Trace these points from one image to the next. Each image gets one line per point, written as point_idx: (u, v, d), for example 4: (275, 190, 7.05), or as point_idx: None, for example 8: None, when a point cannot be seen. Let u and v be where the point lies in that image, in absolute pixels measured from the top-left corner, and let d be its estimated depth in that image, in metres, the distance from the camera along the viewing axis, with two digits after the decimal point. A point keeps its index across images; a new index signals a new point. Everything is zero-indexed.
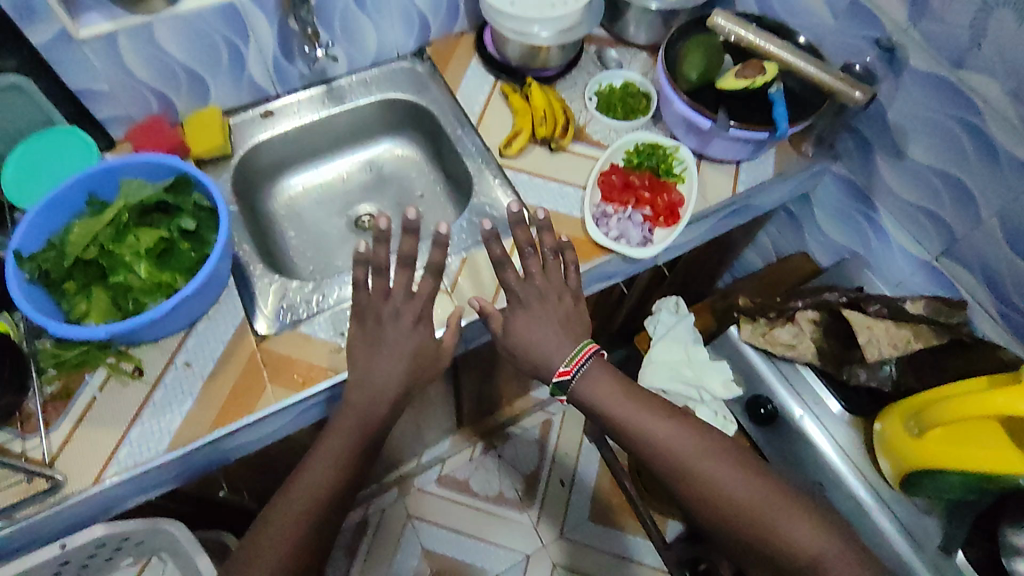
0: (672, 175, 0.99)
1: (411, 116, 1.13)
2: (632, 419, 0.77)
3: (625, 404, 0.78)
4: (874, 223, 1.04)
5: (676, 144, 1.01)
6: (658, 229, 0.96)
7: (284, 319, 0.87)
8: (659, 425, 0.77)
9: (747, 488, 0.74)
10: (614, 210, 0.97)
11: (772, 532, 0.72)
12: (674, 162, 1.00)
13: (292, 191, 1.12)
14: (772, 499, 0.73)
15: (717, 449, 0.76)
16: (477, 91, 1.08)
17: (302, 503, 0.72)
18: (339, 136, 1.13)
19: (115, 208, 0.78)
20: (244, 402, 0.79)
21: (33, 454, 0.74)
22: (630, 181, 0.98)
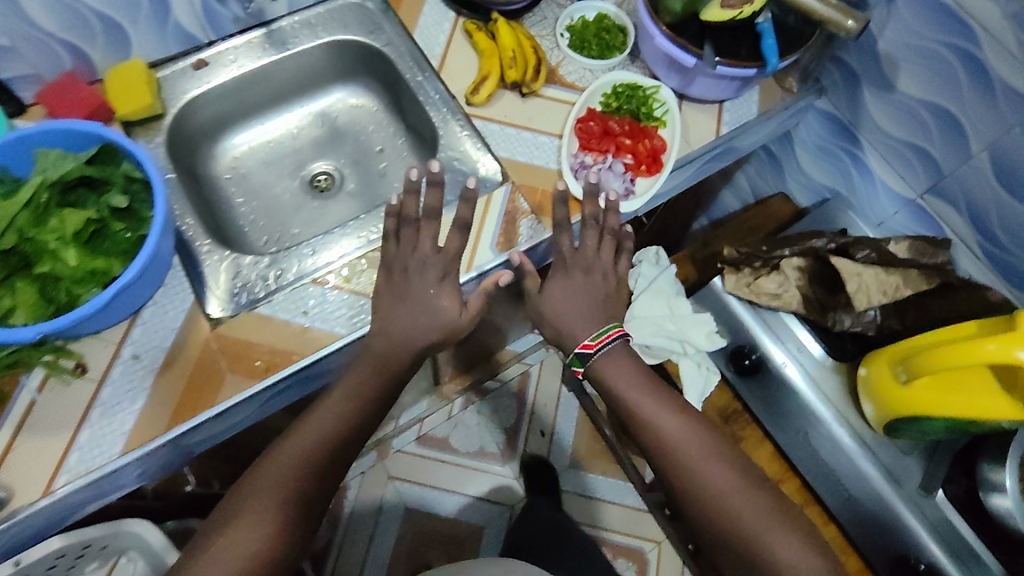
0: (652, 118, 0.92)
1: (363, 60, 1.02)
2: (641, 407, 0.73)
3: (638, 393, 0.74)
4: (858, 161, 1.00)
5: (656, 84, 0.94)
6: (641, 178, 0.90)
7: (240, 300, 0.80)
8: (667, 419, 0.72)
9: (743, 498, 0.67)
10: (593, 160, 0.90)
11: (767, 552, 0.66)
12: (654, 104, 0.93)
13: (236, 151, 1.00)
14: (771, 516, 0.67)
15: (721, 452, 0.71)
16: (437, 30, 0.98)
17: (277, 459, 0.64)
18: (284, 85, 1.01)
19: (31, 186, 0.68)
20: (204, 395, 0.74)
21: None
22: (609, 127, 0.91)
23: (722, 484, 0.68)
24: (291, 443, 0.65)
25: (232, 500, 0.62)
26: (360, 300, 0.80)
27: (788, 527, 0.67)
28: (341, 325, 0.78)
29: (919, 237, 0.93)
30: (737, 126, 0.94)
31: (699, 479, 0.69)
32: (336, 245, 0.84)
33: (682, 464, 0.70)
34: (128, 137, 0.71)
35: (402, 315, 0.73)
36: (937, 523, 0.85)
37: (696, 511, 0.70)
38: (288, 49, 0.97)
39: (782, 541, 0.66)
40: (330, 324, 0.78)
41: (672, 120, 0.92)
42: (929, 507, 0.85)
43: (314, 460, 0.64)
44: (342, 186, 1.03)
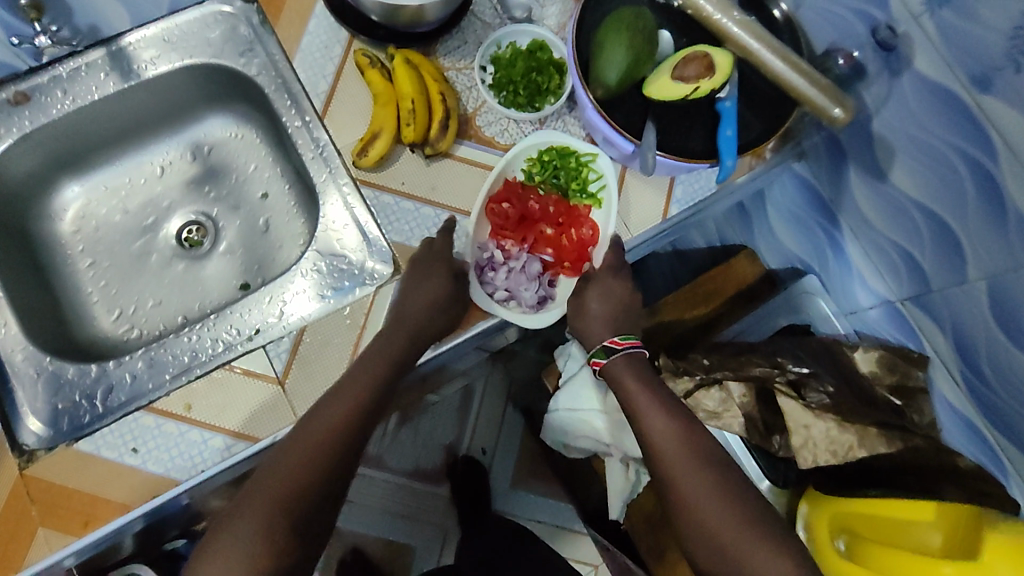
0: (583, 195, 0.76)
1: (237, 85, 0.82)
2: (643, 412, 0.67)
3: (645, 397, 0.68)
4: (835, 243, 0.82)
5: (593, 150, 0.74)
6: (561, 277, 0.77)
7: (62, 426, 0.68)
8: (662, 426, 0.65)
9: (726, 509, 0.60)
10: (502, 254, 0.75)
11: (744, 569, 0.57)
12: (589, 175, 0.75)
13: (82, 199, 0.85)
14: (757, 532, 0.59)
15: (712, 458, 0.63)
16: (323, 55, 0.77)
17: (315, 422, 0.62)
18: (139, 117, 0.83)
19: None
20: (12, 553, 0.65)
21: None
22: (529, 211, 0.76)
23: (709, 492, 0.61)
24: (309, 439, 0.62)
25: (251, 493, 0.59)
26: (204, 433, 0.68)
27: (771, 542, 0.58)
28: (178, 468, 0.67)
29: (892, 348, 0.76)
30: (690, 207, 0.75)
31: (683, 488, 0.62)
32: (185, 354, 0.72)
33: (671, 474, 0.63)
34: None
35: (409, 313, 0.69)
36: None
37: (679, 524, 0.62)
38: (134, 79, 0.77)
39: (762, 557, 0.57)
40: (163, 466, 0.67)
41: (608, 202, 0.75)
42: None
43: (350, 429, 0.63)
44: (216, 242, 0.87)
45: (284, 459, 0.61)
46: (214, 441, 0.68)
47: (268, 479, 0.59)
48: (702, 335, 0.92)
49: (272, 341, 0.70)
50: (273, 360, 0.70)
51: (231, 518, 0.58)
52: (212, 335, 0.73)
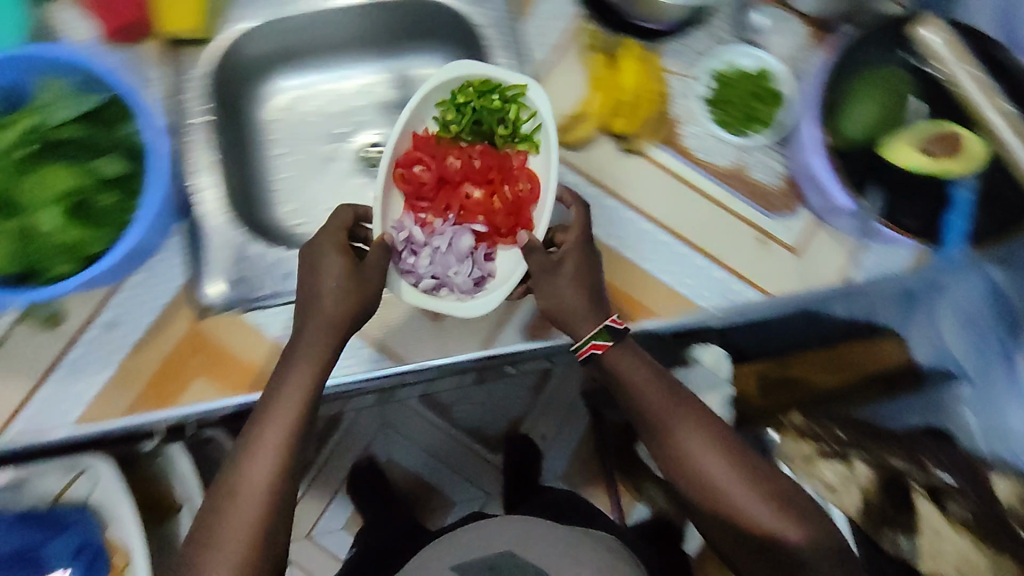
0: (523, 141, 0.69)
1: (457, 31, 0.84)
2: (669, 422, 0.63)
3: (646, 386, 0.65)
4: (1016, 374, 0.69)
5: (520, 83, 0.67)
6: (498, 247, 0.69)
7: (233, 292, 0.70)
8: (671, 416, 0.64)
9: (750, 487, 0.63)
10: (423, 232, 0.69)
11: (764, 534, 0.62)
12: (519, 119, 0.68)
13: (289, 95, 0.87)
14: (778, 501, 0.63)
15: (722, 439, 0.64)
16: (550, 25, 0.78)
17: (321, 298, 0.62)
18: (356, 33, 0.87)
19: (16, 124, 0.62)
20: (171, 390, 0.69)
21: None
22: (447, 172, 0.69)
23: (732, 476, 0.62)
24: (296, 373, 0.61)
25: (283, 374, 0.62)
26: (360, 341, 0.73)
27: (791, 513, 0.62)
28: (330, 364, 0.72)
29: None
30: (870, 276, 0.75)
31: (704, 478, 0.63)
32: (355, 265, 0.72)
33: (694, 468, 0.63)
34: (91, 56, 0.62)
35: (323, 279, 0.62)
36: None
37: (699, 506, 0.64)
38: None
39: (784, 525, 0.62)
40: None
41: (545, 142, 0.68)
42: None
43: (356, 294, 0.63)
44: None
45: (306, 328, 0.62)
46: (367, 351, 0.73)
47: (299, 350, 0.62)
48: (841, 400, 0.80)
49: None
50: None
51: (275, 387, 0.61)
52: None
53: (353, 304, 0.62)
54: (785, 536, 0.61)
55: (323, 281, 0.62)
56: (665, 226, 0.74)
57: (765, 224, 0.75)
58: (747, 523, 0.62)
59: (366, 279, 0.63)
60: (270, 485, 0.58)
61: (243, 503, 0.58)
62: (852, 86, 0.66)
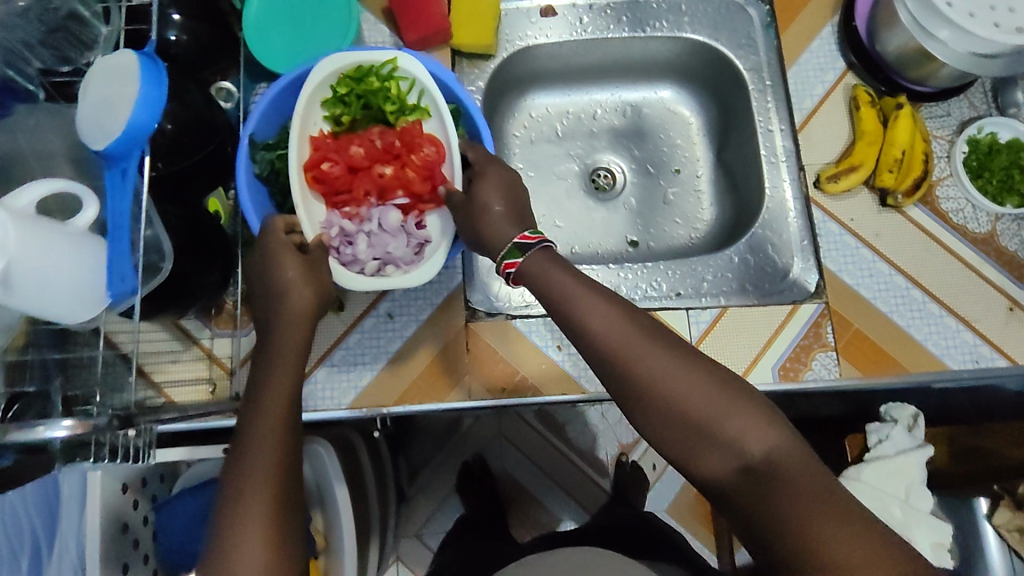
0: (408, 112, 0.62)
1: (708, 73, 0.88)
2: (647, 355, 0.51)
3: (589, 302, 0.53)
4: None
5: (390, 55, 0.62)
6: (428, 214, 0.64)
7: (501, 303, 0.73)
8: (610, 327, 0.52)
9: (694, 382, 0.49)
10: (351, 223, 0.62)
11: (728, 443, 0.48)
12: (404, 87, 0.63)
13: (537, 111, 0.92)
14: (727, 395, 0.49)
15: (663, 340, 0.51)
16: (817, 76, 0.82)
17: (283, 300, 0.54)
18: (610, 61, 0.89)
19: None
20: (437, 385, 0.69)
21: (219, 354, 0.66)
22: (355, 160, 0.62)
23: (684, 380, 0.49)
24: (286, 354, 0.52)
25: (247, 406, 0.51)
26: None
27: (747, 411, 0.48)
28: (586, 380, 0.71)
29: None
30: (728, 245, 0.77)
31: (645, 386, 0.50)
32: (614, 281, 0.77)
33: (644, 381, 0.50)
34: (439, 65, 0.65)
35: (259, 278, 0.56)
36: None
37: (642, 416, 0.51)
38: (643, 32, 0.85)
39: (747, 428, 0.48)
40: (578, 371, 0.71)
41: (435, 106, 0.62)
42: None
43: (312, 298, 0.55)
44: (622, 192, 0.90)
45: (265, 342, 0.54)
46: None
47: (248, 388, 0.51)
48: None
49: (694, 308, 0.75)
50: (690, 326, 0.74)
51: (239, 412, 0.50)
52: (645, 279, 0.78)
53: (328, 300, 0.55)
54: (746, 444, 0.47)
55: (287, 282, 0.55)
56: (916, 284, 0.76)
57: (1014, 292, 0.76)
58: (714, 432, 0.48)
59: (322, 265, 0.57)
60: (284, 447, 0.48)
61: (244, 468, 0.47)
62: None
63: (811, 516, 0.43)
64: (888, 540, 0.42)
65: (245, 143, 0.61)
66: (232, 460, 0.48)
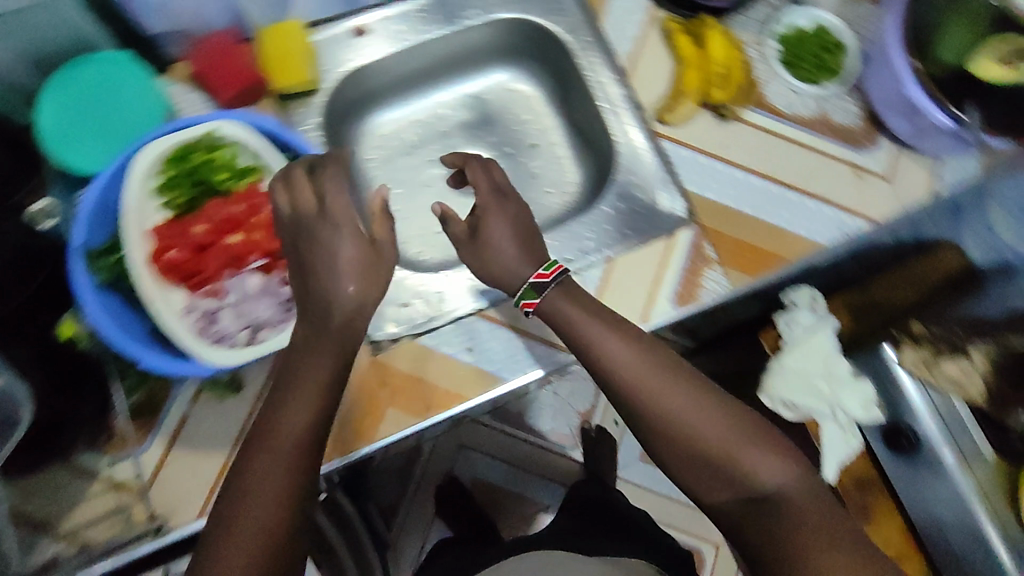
0: (241, 176, 0.60)
1: (532, 44, 0.90)
2: (672, 399, 0.62)
3: (607, 339, 0.64)
4: None
5: (206, 124, 0.59)
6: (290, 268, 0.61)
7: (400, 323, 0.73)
8: (641, 372, 0.63)
9: (714, 421, 0.61)
10: (213, 299, 0.59)
11: (744, 475, 0.60)
12: (231, 152, 0.60)
13: (384, 128, 0.92)
14: (740, 429, 0.62)
15: (681, 375, 0.63)
16: (628, 18, 0.85)
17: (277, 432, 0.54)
18: (440, 62, 0.91)
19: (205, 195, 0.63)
20: (363, 427, 0.68)
21: (124, 479, 0.61)
22: (200, 238, 0.60)
23: (710, 422, 0.61)
24: None
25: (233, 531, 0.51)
26: (529, 343, 0.72)
27: (758, 443, 0.61)
28: (507, 369, 0.71)
29: None
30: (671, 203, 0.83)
31: (667, 420, 0.62)
32: None
33: (672, 421, 0.62)
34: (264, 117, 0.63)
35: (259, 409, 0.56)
36: None
37: (661, 446, 0.63)
38: (457, 24, 0.85)
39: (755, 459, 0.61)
40: (495, 365, 0.71)
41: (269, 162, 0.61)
42: None
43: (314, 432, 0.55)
44: None
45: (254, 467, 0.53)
46: (536, 350, 0.72)
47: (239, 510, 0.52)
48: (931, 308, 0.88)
49: (586, 267, 0.77)
50: (586, 283, 0.77)
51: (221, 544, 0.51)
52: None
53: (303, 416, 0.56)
54: (760, 475, 0.60)
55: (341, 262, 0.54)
56: (770, 179, 0.81)
57: (855, 160, 0.83)
58: (727, 464, 0.60)
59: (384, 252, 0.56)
60: None
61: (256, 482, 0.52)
62: (939, 17, 0.77)
63: (808, 535, 0.57)
64: (867, 558, 0.57)
65: (78, 256, 0.57)
66: (247, 472, 0.53)
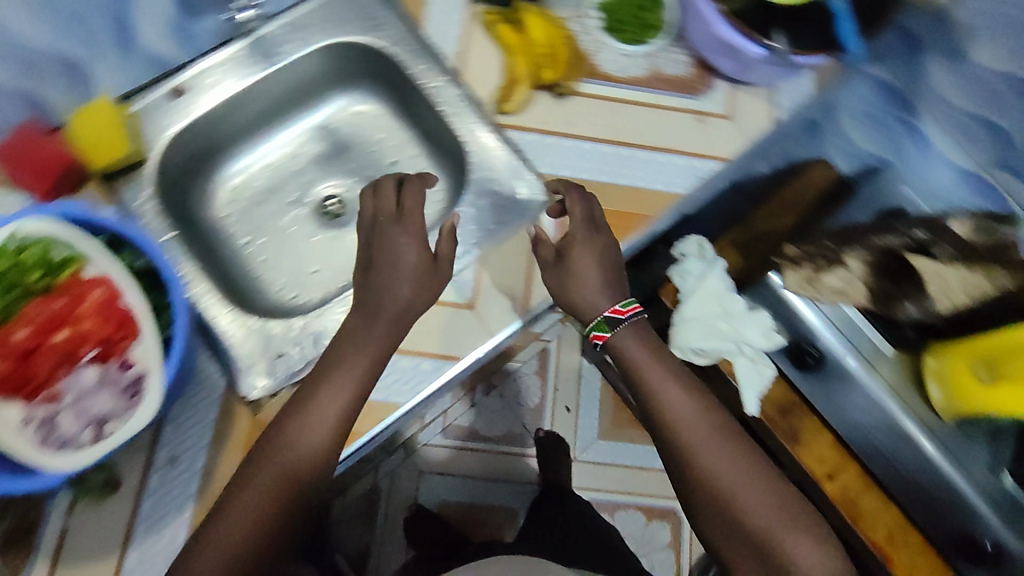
0: (57, 270, 0.57)
1: (362, 64, 0.89)
2: (711, 462, 0.65)
3: (668, 383, 0.69)
4: (912, 129, 0.92)
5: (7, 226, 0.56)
6: (130, 351, 0.57)
7: (277, 374, 0.73)
8: (693, 423, 0.67)
9: (753, 491, 0.64)
10: (50, 405, 0.55)
11: (781, 557, 0.61)
12: (40, 247, 0.56)
13: (233, 181, 0.89)
14: (784, 512, 0.64)
15: (732, 437, 0.67)
16: (448, 19, 0.84)
17: (240, 505, 0.59)
18: (275, 102, 0.89)
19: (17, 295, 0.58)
20: None
21: None
22: (21, 345, 0.55)
23: (751, 491, 0.64)
24: None
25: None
26: (412, 359, 0.73)
27: (798, 527, 0.63)
28: (394, 394, 0.72)
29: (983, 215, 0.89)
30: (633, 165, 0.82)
31: (712, 480, 0.65)
32: None
33: (711, 480, 0.64)
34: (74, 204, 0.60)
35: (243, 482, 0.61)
36: (1008, 512, 0.86)
37: (700, 506, 0.65)
38: (277, 60, 0.83)
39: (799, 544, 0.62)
40: (382, 392, 0.71)
41: (85, 250, 0.58)
42: (995, 489, 0.87)
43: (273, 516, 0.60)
44: (355, 211, 0.91)
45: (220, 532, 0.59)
46: (424, 365, 0.73)
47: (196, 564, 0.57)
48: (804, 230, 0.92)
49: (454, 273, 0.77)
50: (459, 290, 0.76)
51: None
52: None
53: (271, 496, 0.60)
54: (796, 560, 0.61)
55: (405, 265, 0.68)
56: (618, 143, 0.83)
57: (696, 106, 0.85)
58: (770, 544, 0.62)
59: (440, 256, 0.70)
60: None
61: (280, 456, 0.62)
62: None
63: None
64: None
65: None
66: (276, 446, 0.62)
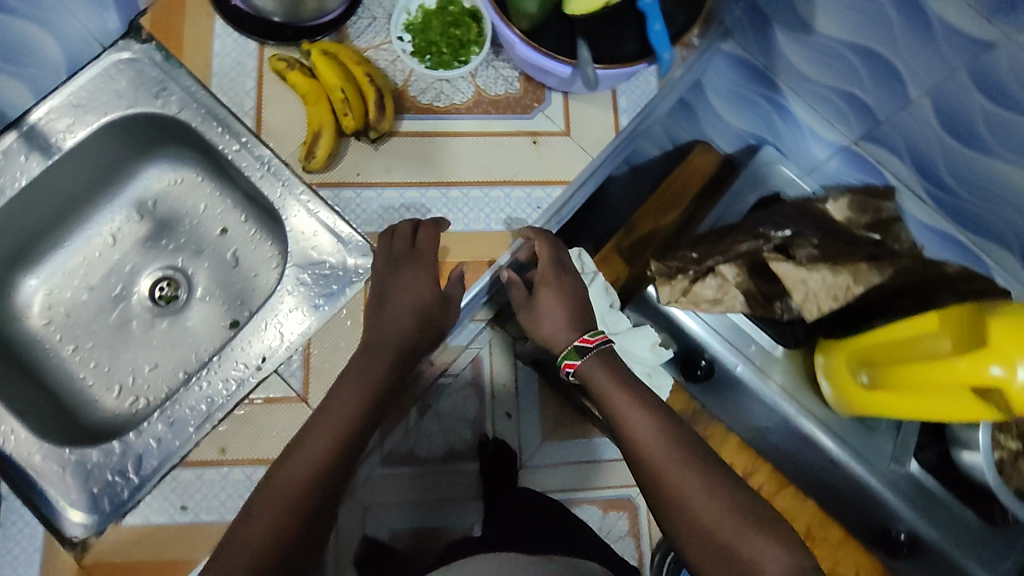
0: None
1: (162, 132, 0.81)
2: (665, 473, 0.62)
3: (627, 403, 0.66)
4: (779, 107, 0.85)
5: None
6: None
7: (104, 507, 0.68)
8: (649, 434, 0.64)
9: (713, 500, 0.60)
10: None
11: (746, 563, 0.57)
12: None
13: (47, 287, 0.83)
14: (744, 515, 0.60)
15: (699, 454, 0.64)
16: (239, 71, 0.75)
17: (316, 428, 0.63)
18: (73, 188, 0.81)
19: None
20: None
21: None
22: None
23: (709, 501, 0.60)
24: None
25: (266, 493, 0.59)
26: (246, 470, 0.67)
27: (767, 530, 0.59)
28: (231, 509, 0.66)
29: (859, 191, 0.81)
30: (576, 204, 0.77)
31: (670, 489, 0.62)
32: (203, 399, 0.73)
33: (672, 493, 0.61)
34: None
35: (325, 412, 0.64)
36: (921, 504, 0.82)
37: (667, 521, 0.62)
38: (56, 150, 0.75)
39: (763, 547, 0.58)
40: (215, 514, 0.66)
41: None
42: (904, 480, 0.82)
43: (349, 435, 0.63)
44: (191, 294, 0.85)
45: (305, 447, 0.62)
46: (258, 473, 0.67)
47: (277, 478, 0.60)
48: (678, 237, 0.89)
49: (282, 363, 0.71)
50: (289, 380, 0.70)
51: (258, 500, 0.59)
52: (221, 376, 0.73)
53: (344, 427, 0.63)
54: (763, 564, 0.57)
55: (415, 297, 0.68)
56: (446, 183, 0.75)
57: (529, 126, 0.77)
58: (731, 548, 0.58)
59: (451, 297, 0.70)
60: None
61: (281, 478, 0.60)
62: None
63: None
64: None
65: None
66: (343, 385, 0.65)
